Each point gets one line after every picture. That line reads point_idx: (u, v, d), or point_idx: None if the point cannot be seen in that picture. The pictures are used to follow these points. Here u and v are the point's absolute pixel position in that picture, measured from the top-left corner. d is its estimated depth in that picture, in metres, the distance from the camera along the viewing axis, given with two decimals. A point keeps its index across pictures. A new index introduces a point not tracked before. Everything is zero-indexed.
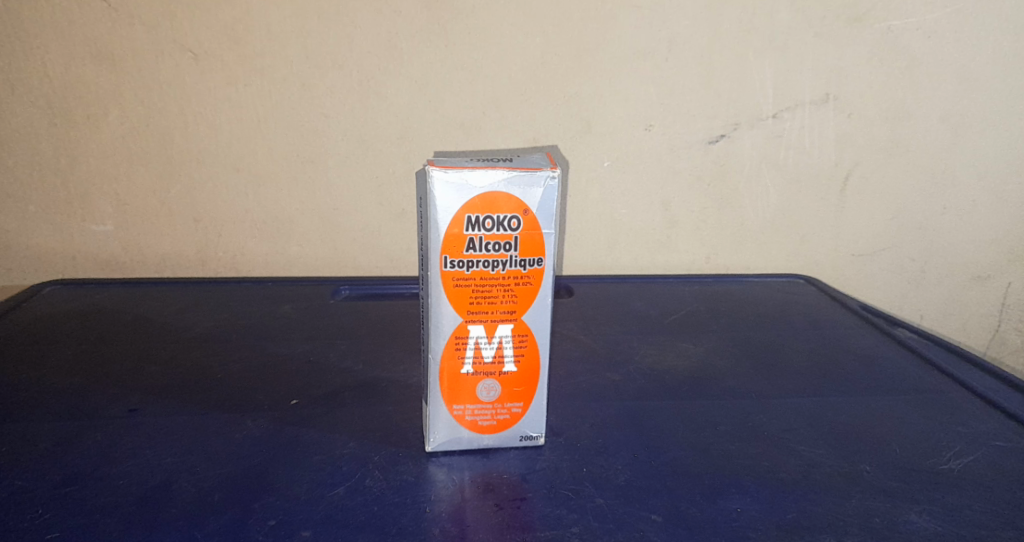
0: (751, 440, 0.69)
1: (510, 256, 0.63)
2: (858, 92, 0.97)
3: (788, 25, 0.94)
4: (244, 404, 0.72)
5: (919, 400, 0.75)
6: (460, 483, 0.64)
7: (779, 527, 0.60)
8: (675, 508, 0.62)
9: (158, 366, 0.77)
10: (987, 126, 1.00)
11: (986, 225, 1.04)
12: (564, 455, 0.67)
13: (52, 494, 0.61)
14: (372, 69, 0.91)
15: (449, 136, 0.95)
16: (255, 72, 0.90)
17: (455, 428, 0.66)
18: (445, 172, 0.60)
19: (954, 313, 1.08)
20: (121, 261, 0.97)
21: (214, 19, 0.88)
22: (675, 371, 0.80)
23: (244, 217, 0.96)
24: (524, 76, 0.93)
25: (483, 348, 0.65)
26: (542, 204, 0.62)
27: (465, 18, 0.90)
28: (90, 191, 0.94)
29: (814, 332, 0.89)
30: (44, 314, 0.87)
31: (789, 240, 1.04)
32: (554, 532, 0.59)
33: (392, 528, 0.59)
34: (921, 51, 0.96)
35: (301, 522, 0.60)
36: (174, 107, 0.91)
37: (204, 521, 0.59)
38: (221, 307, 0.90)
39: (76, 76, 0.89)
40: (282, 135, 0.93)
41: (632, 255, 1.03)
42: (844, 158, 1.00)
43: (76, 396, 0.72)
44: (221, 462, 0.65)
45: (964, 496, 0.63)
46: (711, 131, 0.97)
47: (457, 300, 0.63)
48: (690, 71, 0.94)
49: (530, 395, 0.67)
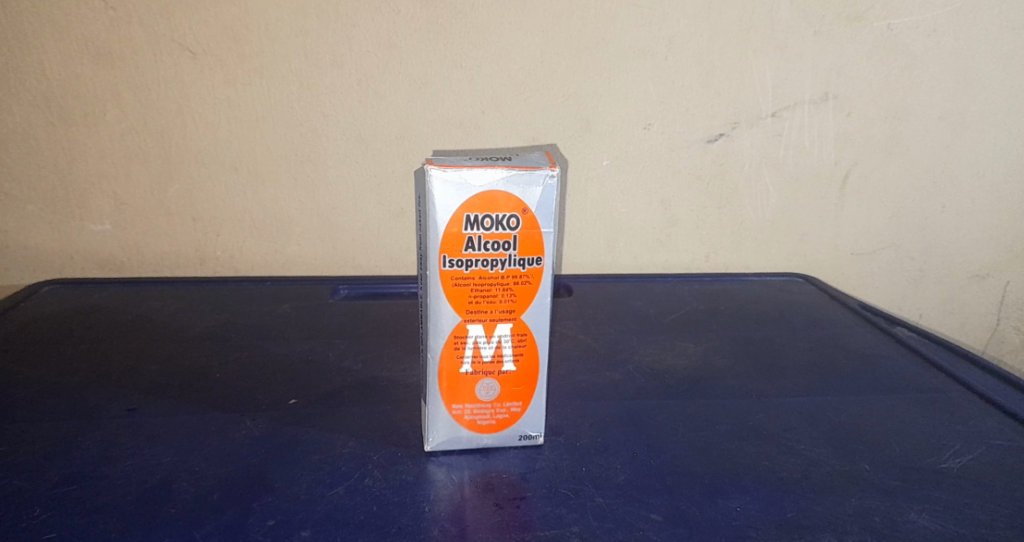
0: (750, 439, 0.69)
1: (509, 255, 0.63)
2: (858, 91, 0.97)
3: (788, 24, 0.94)
4: (243, 404, 0.72)
5: (919, 399, 0.75)
6: (460, 482, 0.64)
7: (779, 526, 0.60)
8: (675, 508, 0.62)
9: (157, 366, 0.77)
10: (987, 125, 0.99)
11: (986, 224, 1.04)
12: (564, 454, 0.67)
13: (50, 494, 0.61)
14: (371, 68, 0.91)
15: (448, 135, 0.94)
16: (254, 71, 0.90)
17: (454, 427, 0.66)
18: (444, 171, 0.60)
19: (953, 312, 1.08)
20: (120, 260, 0.97)
21: (212, 19, 0.88)
22: (674, 371, 0.80)
23: (244, 217, 0.96)
24: (523, 76, 0.93)
25: (482, 347, 0.65)
26: (541, 203, 0.62)
27: (465, 18, 0.90)
28: (89, 190, 0.94)
29: (813, 331, 0.88)
30: (43, 314, 0.87)
31: (789, 239, 1.04)
32: (554, 531, 0.59)
33: (391, 528, 0.59)
34: (921, 50, 0.96)
35: (300, 522, 0.59)
36: (173, 106, 0.91)
37: (203, 521, 0.59)
38: (220, 307, 0.90)
39: (75, 76, 0.89)
40: (282, 135, 0.93)
41: (631, 254, 1.03)
42: (844, 158, 1.00)
43: (75, 396, 0.72)
44: (219, 462, 0.65)
45: (965, 495, 0.63)
46: (711, 131, 0.97)
47: (456, 299, 0.63)
48: (689, 70, 0.94)
49: (529, 394, 0.67)
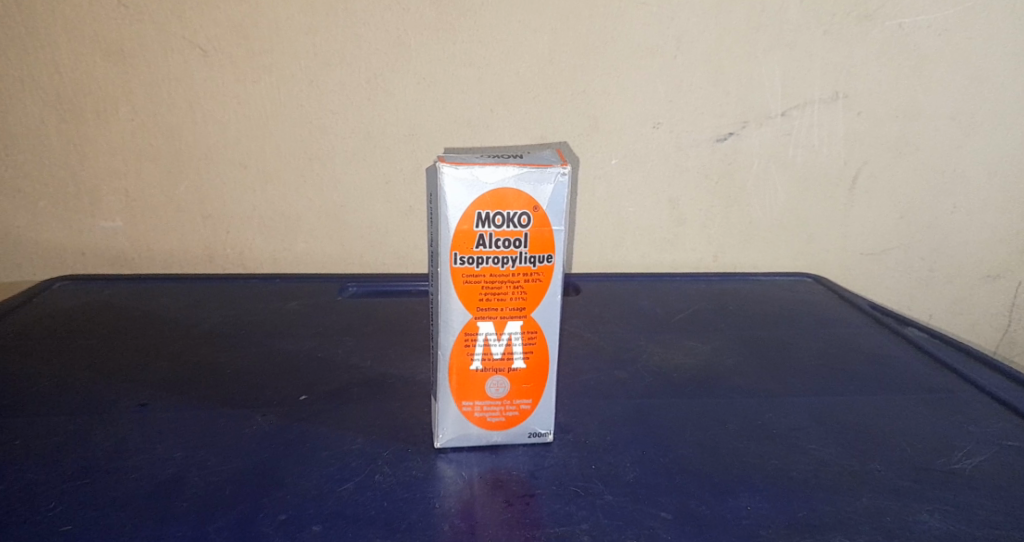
0: (760, 439, 0.69)
1: (520, 253, 0.63)
2: (867, 89, 0.97)
3: (797, 23, 0.93)
4: (253, 400, 0.72)
5: (930, 400, 0.75)
6: (469, 479, 0.64)
7: (789, 525, 0.60)
8: (685, 507, 0.62)
9: (167, 362, 0.78)
10: (997, 125, 0.99)
11: (995, 224, 1.04)
12: (573, 452, 0.67)
13: (63, 488, 0.61)
14: (380, 66, 0.91)
15: (456, 133, 0.95)
16: (263, 69, 0.91)
17: (464, 424, 0.66)
18: (456, 168, 0.60)
19: (963, 313, 1.07)
20: (129, 257, 0.98)
21: (223, 16, 0.88)
22: (683, 370, 0.80)
23: (252, 214, 0.97)
24: (532, 74, 0.93)
25: (493, 345, 0.65)
26: (553, 200, 0.62)
27: (473, 16, 0.90)
28: (99, 187, 0.94)
29: (823, 332, 0.88)
30: (53, 311, 0.87)
31: (797, 238, 1.04)
32: (563, 529, 0.59)
33: (401, 524, 0.59)
34: (931, 50, 0.96)
35: (311, 517, 0.60)
36: (183, 103, 0.92)
37: (213, 516, 0.59)
38: (230, 304, 0.90)
39: (86, 72, 0.90)
40: (290, 132, 0.93)
41: (639, 253, 1.03)
42: (853, 157, 1.00)
43: (85, 391, 0.73)
44: (230, 457, 0.65)
45: (976, 496, 0.63)
46: (719, 130, 0.97)
47: (466, 296, 0.63)
48: (699, 69, 0.94)
49: (538, 392, 0.67)
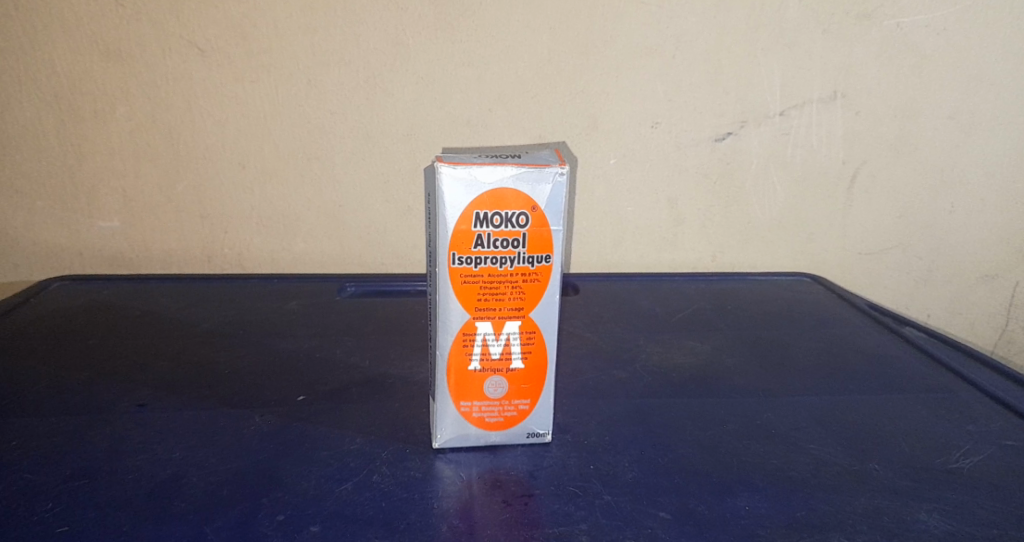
0: (759, 439, 0.69)
1: (518, 253, 0.63)
2: (867, 89, 0.97)
3: (796, 23, 0.93)
4: (251, 400, 0.72)
5: (929, 400, 0.75)
6: (467, 479, 0.64)
7: (788, 525, 0.60)
8: (684, 507, 0.62)
9: (165, 362, 0.78)
10: (996, 125, 0.99)
11: (994, 224, 1.04)
12: (572, 452, 0.67)
13: (61, 488, 0.61)
14: (379, 66, 0.91)
15: (455, 133, 0.95)
16: (262, 69, 0.91)
17: (462, 424, 0.66)
18: (454, 168, 0.60)
19: (962, 313, 1.07)
20: (128, 257, 0.97)
21: (221, 15, 0.88)
22: (682, 370, 0.79)
23: (251, 214, 0.97)
24: (530, 74, 0.93)
25: (491, 345, 0.65)
26: (551, 200, 0.62)
27: (472, 15, 0.90)
28: (98, 187, 0.94)
29: (822, 331, 0.88)
30: (52, 311, 0.87)
31: (797, 237, 1.03)
32: (562, 529, 0.59)
33: (400, 524, 0.59)
34: (930, 49, 0.96)
35: (310, 518, 0.60)
36: (182, 103, 0.91)
37: (212, 516, 0.59)
38: (229, 304, 0.90)
39: (85, 72, 0.89)
40: (289, 132, 0.93)
41: (638, 252, 1.03)
42: (852, 156, 1.00)
43: (84, 391, 0.72)
44: (229, 457, 0.65)
45: (975, 496, 0.63)
46: (718, 129, 0.97)
47: (464, 296, 0.63)
48: (698, 68, 0.94)
49: (537, 392, 0.67)
